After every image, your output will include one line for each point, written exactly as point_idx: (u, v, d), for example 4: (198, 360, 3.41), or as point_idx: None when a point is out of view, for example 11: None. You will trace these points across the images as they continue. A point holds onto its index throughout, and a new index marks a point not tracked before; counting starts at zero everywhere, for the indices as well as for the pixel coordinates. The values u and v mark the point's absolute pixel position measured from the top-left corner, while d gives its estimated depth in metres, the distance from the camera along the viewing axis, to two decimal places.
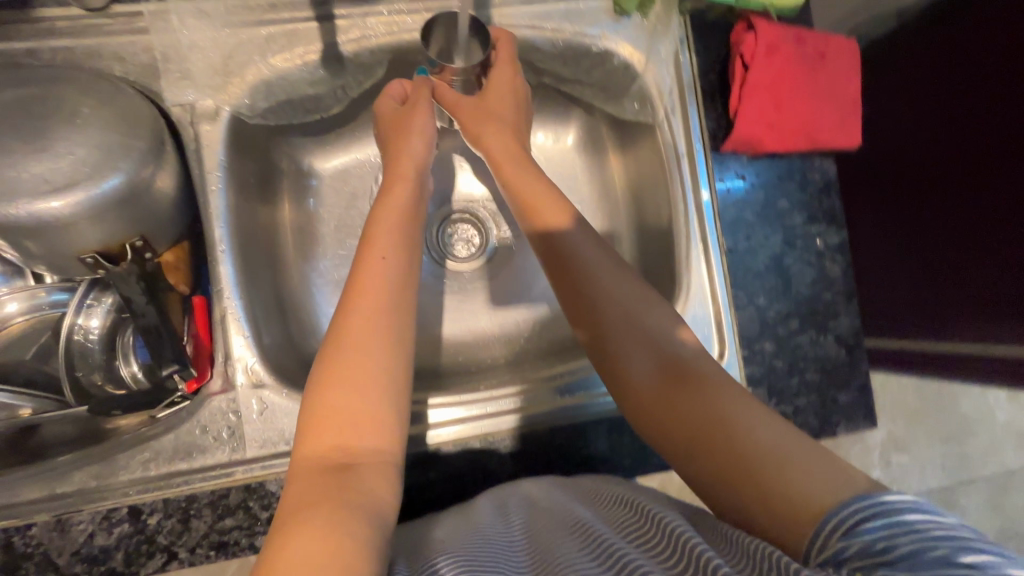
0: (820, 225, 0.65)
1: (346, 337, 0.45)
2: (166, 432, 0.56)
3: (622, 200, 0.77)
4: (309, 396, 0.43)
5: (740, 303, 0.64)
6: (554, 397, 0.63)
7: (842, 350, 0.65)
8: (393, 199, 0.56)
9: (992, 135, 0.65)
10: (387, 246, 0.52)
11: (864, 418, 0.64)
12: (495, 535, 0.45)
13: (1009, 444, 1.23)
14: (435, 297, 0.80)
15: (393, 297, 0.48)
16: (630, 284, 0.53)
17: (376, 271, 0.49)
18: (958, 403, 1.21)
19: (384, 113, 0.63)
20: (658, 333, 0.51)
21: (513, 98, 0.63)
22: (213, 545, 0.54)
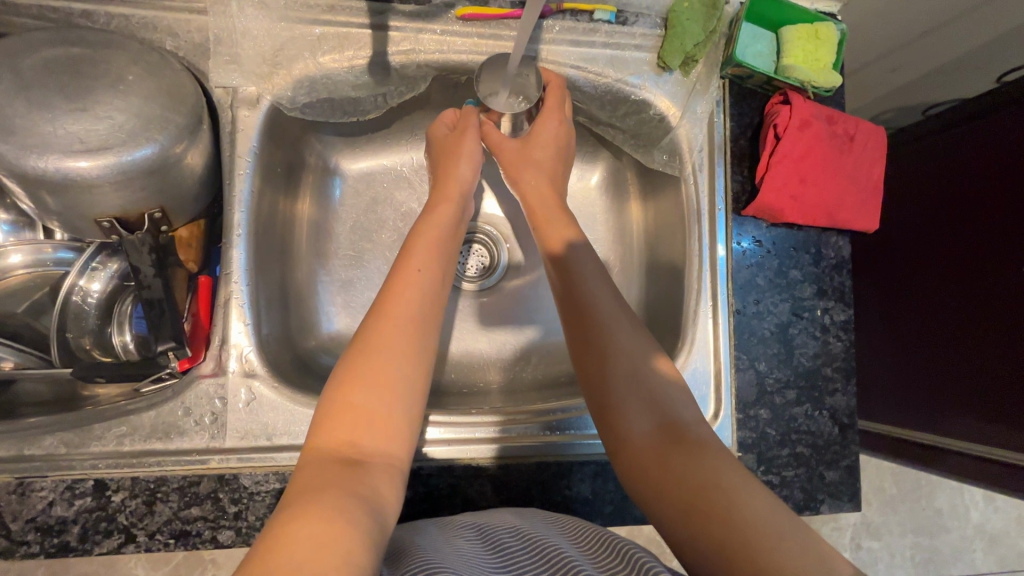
0: (829, 300, 0.66)
1: (368, 339, 0.47)
2: (147, 409, 0.55)
3: (636, 245, 0.78)
4: (327, 393, 0.44)
5: (741, 365, 0.64)
6: (543, 432, 0.62)
7: (835, 427, 0.65)
8: (435, 217, 0.59)
9: (993, 236, 0.68)
10: (423, 261, 0.54)
11: (849, 499, 0.64)
12: (475, 556, 0.45)
13: (979, 546, 1.21)
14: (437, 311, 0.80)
15: (419, 308, 0.50)
16: (643, 337, 0.55)
17: (410, 281, 0.51)
18: (934, 496, 1.20)
19: (435, 139, 0.67)
20: (664, 383, 0.52)
21: (556, 147, 0.67)
22: (174, 533, 0.52)
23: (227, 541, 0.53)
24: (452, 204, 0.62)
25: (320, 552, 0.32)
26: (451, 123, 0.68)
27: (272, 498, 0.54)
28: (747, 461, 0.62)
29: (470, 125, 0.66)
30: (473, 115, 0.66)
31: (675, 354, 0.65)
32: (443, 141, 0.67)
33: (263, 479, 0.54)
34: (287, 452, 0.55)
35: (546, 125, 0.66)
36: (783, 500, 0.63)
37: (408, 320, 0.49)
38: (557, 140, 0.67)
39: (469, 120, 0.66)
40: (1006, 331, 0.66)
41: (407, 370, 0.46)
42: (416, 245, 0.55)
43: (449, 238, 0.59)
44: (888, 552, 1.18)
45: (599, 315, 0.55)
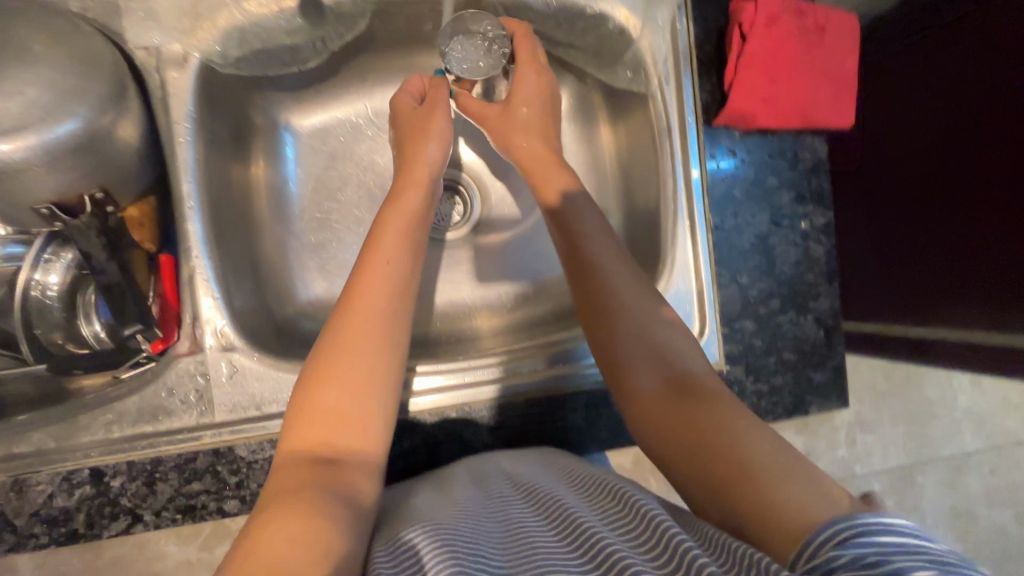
0: (808, 205, 0.65)
1: (334, 344, 0.45)
2: (130, 394, 0.54)
3: (610, 173, 0.76)
4: (299, 395, 0.43)
5: (723, 281, 0.64)
6: (546, 364, 0.61)
7: (820, 331, 0.65)
8: (406, 201, 0.57)
9: (984, 129, 0.64)
10: (393, 252, 0.52)
11: (837, 397, 0.66)
12: (476, 514, 0.45)
13: (966, 427, 1.27)
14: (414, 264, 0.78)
15: (387, 305, 0.48)
16: (647, 296, 0.54)
17: (377, 276, 0.49)
18: (923, 387, 1.24)
19: (402, 110, 0.64)
20: (664, 336, 0.52)
21: (540, 102, 0.64)
22: (180, 509, 0.53)
23: (233, 510, 0.54)
24: (422, 184, 0.59)
25: (292, 555, 0.31)
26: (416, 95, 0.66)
27: (271, 465, 0.55)
28: (735, 373, 0.63)
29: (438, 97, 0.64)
30: (442, 88, 0.64)
31: (656, 277, 0.64)
32: (409, 117, 0.63)
33: (258, 448, 0.55)
34: (279, 419, 0.55)
35: (526, 76, 0.63)
36: (774, 406, 0.64)
37: (379, 316, 0.47)
38: (541, 92, 0.64)
39: (439, 93, 0.64)
40: (994, 226, 0.64)
41: (379, 364, 0.45)
42: (381, 236, 0.53)
43: (421, 222, 0.56)
44: (882, 444, 1.24)
45: (602, 277, 0.54)
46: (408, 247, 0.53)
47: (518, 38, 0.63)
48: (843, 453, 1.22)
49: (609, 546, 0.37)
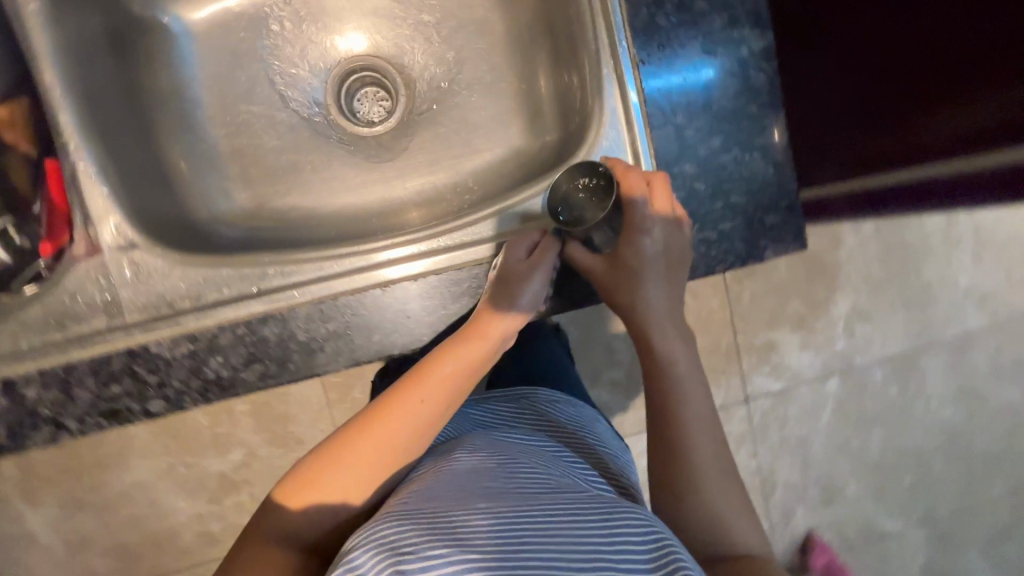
0: (744, 28, 0.58)
1: (357, 444, 0.50)
2: (34, 303, 0.52)
3: (538, 40, 0.70)
4: (324, 446, 0.50)
5: (657, 123, 0.59)
6: (517, 221, 0.60)
7: (769, 167, 0.60)
8: (466, 346, 0.54)
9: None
10: (447, 393, 0.53)
11: (795, 239, 0.61)
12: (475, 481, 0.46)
13: (971, 307, 1.22)
14: (347, 174, 0.73)
15: (409, 434, 0.51)
16: (713, 423, 0.57)
17: (403, 410, 0.51)
18: (921, 270, 1.19)
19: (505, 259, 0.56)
20: (708, 471, 0.55)
21: (667, 255, 0.57)
22: (103, 413, 0.51)
23: (159, 409, 0.52)
24: (503, 330, 0.56)
25: None
26: (535, 241, 0.57)
27: (191, 361, 0.53)
28: None
29: (541, 250, 0.56)
30: (552, 250, 0.57)
31: (590, 139, 0.61)
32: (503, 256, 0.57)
33: (174, 344, 0.52)
34: (193, 314, 0.53)
35: (635, 243, 0.56)
36: (724, 255, 0.60)
37: (395, 444, 0.50)
38: (667, 250, 0.56)
39: (546, 249, 0.56)
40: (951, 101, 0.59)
41: (362, 481, 0.49)
42: (442, 367, 0.53)
43: (486, 364, 0.56)
44: (882, 332, 1.20)
45: (673, 382, 0.57)
46: (455, 388, 0.54)
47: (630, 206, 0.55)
48: (841, 344, 1.19)
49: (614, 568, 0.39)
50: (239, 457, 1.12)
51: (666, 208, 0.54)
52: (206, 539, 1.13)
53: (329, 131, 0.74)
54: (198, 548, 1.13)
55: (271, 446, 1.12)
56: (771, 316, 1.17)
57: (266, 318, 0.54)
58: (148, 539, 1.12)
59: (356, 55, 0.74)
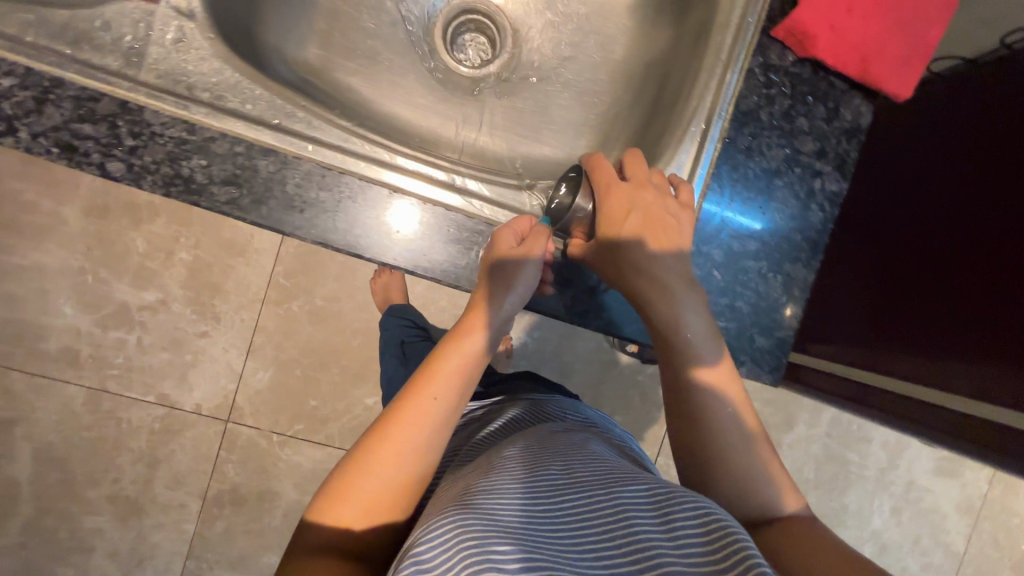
0: (826, 165, 0.60)
1: (376, 453, 0.43)
2: (63, 9, 0.49)
3: (646, 79, 0.72)
4: (333, 479, 0.43)
5: (712, 200, 0.59)
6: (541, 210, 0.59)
7: (783, 297, 0.61)
8: (471, 336, 0.49)
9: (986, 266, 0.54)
10: (450, 381, 0.47)
11: (769, 370, 0.61)
12: (513, 470, 0.42)
13: (868, 550, 1.22)
14: (415, 97, 0.73)
15: (431, 434, 0.45)
16: (733, 392, 0.52)
17: (419, 409, 0.45)
18: (845, 491, 1.20)
19: (501, 247, 0.52)
20: (726, 435, 0.51)
21: (659, 219, 0.53)
22: (59, 144, 0.48)
23: (115, 173, 0.49)
24: (500, 310, 0.51)
25: None
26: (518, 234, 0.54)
27: (174, 148, 0.50)
28: None
29: (535, 241, 0.52)
30: (543, 235, 0.53)
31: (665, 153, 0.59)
32: (492, 251, 0.53)
33: (170, 123, 0.49)
34: (204, 107, 0.50)
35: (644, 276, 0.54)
36: None
37: (411, 445, 0.44)
38: (657, 215, 0.54)
39: (540, 236, 0.53)
40: None
41: (387, 480, 0.43)
42: (439, 360, 0.48)
43: (493, 343, 0.50)
44: None
45: (689, 357, 0.52)
46: (469, 376, 0.48)
47: (602, 177, 0.56)
48: None
49: (664, 550, 0.34)
50: (151, 299, 1.05)
51: (638, 175, 0.56)
52: (69, 357, 1.04)
53: (422, 51, 0.74)
54: (57, 361, 1.04)
55: (186, 307, 1.06)
56: None
57: (268, 153, 0.51)
58: (15, 326, 1.03)
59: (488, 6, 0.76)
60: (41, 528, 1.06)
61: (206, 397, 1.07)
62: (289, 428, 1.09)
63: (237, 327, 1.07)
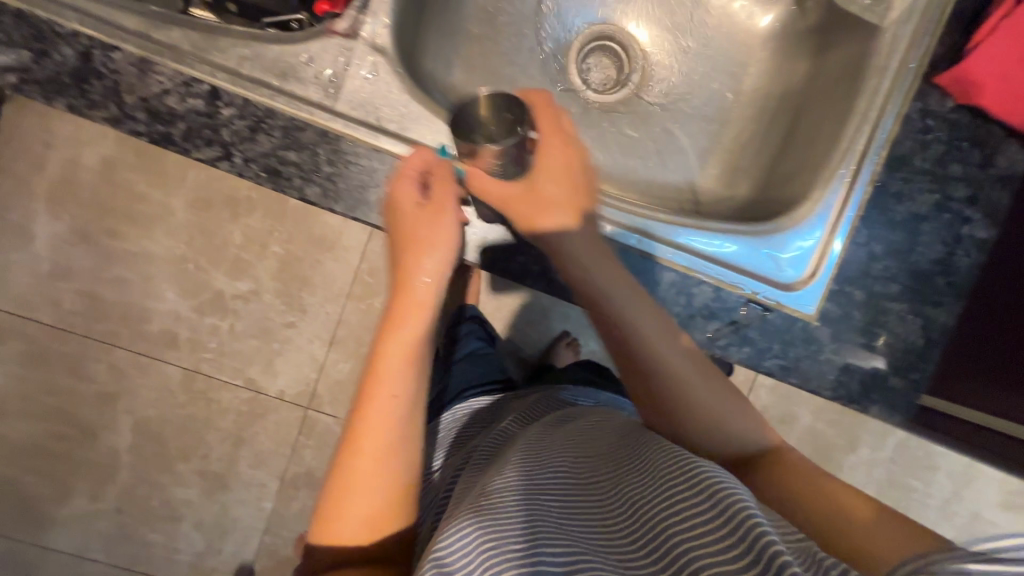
0: (976, 212, 0.60)
1: (352, 472, 0.43)
2: (274, 43, 0.53)
3: (775, 113, 0.73)
4: (321, 506, 0.44)
5: (857, 240, 0.60)
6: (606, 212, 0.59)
7: (922, 339, 0.61)
8: (410, 321, 0.46)
9: None
10: (398, 380, 0.45)
11: (901, 411, 0.61)
12: (515, 464, 0.42)
13: None
14: None
15: (395, 432, 0.44)
16: (676, 338, 0.52)
17: (379, 415, 0.44)
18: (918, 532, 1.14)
19: (413, 206, 0.49)
20: (681, 381, 0.50)
21: (574, 183, 0.55)
22: (267, 169, 0.52)
23: (313, 198, 0.53)
24: (429, 276, 0.47)
25: None
26: (423, 175, 0.51)
27: (364, 175, 0.53)
28: (821, 333, 0.60)
29: (440, 186, 0.50)
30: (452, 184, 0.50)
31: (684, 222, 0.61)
32: (399, 211, 0.50)
33: (362, 153, 0.53)
34: (394, 139, 0.54)
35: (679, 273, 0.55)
36: (838, 386, 0.61)
37: (378, 452, 0.43)
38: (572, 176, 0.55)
39: (442, 177, 0.50)
40: None
41: (371, 496, 0.43)
42: (383, 357, 0.45)
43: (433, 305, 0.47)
44: None
45: (623, 320, 0.51)
46: (421, 356, 0.46)
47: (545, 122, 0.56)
48: None
49: (669, 524, 0.32)
50: (243, 288, 1.01)
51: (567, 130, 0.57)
52: (167, 339, 1.01)
53: (554, 76, 0.76)
54: (157, 343, 1.01)
55: (277, 297, 1.01)
56: None
57: None
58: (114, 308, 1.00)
59: (636, 46, 0.77)
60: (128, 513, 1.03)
61: (289, 384, 1.02)
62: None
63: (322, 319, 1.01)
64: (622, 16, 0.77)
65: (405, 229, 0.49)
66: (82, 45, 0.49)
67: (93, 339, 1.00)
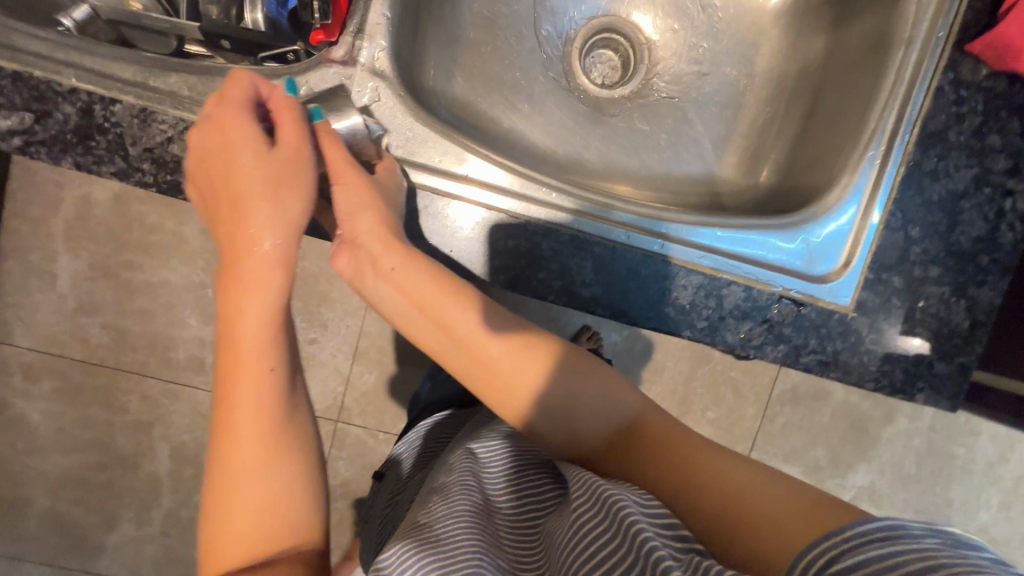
0: (1019, 184, 0.57)
1: (235, 453, 0.44)
2: (272, 78, 0.52)
3: (792, 93, 0.70)
4: (206, 501, 0.44)
5: (892, 224, 0.57)
6: (625, 217, 0.57)
7: (966, 322, 0.58)
8: (263, 290, 0.47)
9: None
10: (258, 353, 0.46)
11: (948, 398, 0.59)
12: (454, 500, 0.47)
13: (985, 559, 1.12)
14: (555, 122, 0.73)
15: (266, 399, 0.45)
16: (523, 336, 0.54)
17: (248, 382, 0.45)
18: (970, 505, 1.10)
19: (235, 155, 0.47)
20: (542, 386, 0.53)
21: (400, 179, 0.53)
22: None
23: None
24: (275, 239, 0.47)
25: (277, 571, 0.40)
26: (259, 100, 0.50)
27: None
28: (859, 324, 0.58)
29: (283, 124, 0.48)
30: (293, 144, 0.48)
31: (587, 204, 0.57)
32: (210, 137, 0.47)
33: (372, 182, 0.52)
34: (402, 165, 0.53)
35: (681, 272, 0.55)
36: (881, 377, 0.58)
37: (251, 420, 0.45)
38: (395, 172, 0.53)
39: (282, 115, 0.48)
40: None
41: (251, 469, 0.44)
42: (234, 318, 0.46)
43: (284, 264, 0.48)
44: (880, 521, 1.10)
45: (462, 316, 0.53)
46: (280, 324, 0.48)
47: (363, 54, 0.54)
48: None
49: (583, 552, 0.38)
50: None
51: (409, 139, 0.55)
52: (195, 365, 1.02)
53: (557, 74, 0.74)
54: (183, 369, 1.02)
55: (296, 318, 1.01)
56: (792, 451, 1.08)
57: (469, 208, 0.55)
58: (139, 341, 1.01)
59: (641, 37, 0.75)
60: (174, 537, 1.05)
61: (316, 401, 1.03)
62: (393, 427, 1.04)
63: (344, 335, 1.01)
64: (624, 7, 0.74)
65: (229, 192, 0.48)
66: (81, 101, 0.48)
67: (122, 373, 1.01)
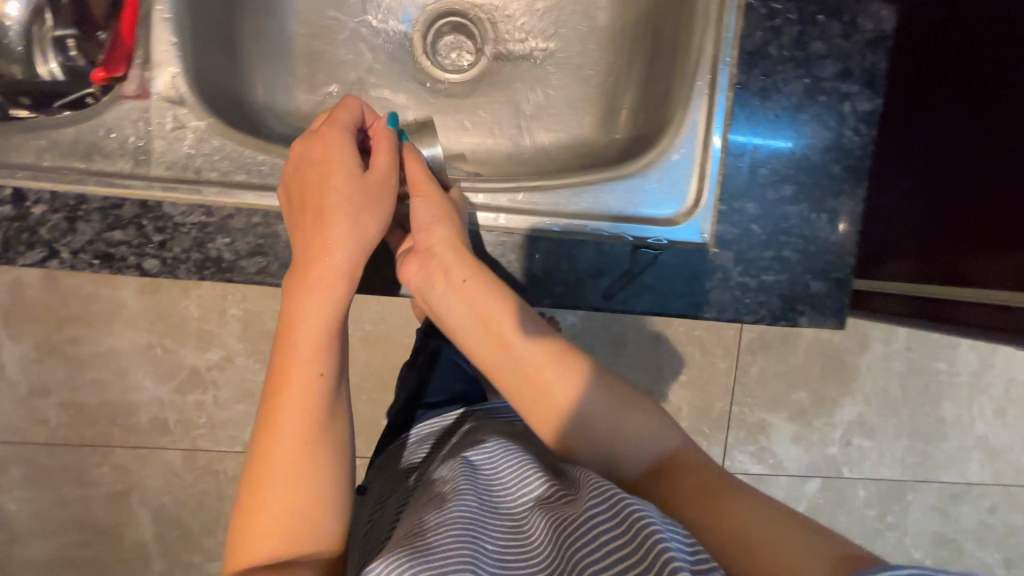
0: (853, 85, 0.55)
1: (282, 431, 0.43)
2: (67, 125, 0.51)
3: (633, 40, 0.69)
4: (247, 469, 0.43)
5: (735, 151, 0.56)
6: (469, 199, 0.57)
7: (834, 234, 0.56)
8: (314, 294, 0.47)
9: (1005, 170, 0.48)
10: (306, 352, 0.46)
11: (833, 314, 0.57)
12: (459, 500, 0.43)
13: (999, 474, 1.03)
14: (411, 114, 0.72)
15: (320, 395, 0.45)
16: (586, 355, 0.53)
17: (300, 372, 0.45)
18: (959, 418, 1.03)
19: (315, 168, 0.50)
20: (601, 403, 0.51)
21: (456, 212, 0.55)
22: (97, 254, 0.50)
23: (152, 270, 0.51)
24: (348, 249, 0.49)
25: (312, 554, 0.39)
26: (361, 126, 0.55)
27: (198, 233, 0.51)
28: (722, 258, 0.56)
29: (378, 154, 0.52)
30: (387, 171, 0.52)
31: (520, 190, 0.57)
32: (311, 151, 0.51)
33: (188, 211, 0.51)
34: (215, 187, 0.52)
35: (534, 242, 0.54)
36: (759, 306, 0.57)
37: (303, 406, 0.44)
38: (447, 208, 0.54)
39: (380, 144, 0.52)
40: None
41: (296, 452, 0.42)
42: (296, 318, 0.47)
43: (352, 277, 0.49)
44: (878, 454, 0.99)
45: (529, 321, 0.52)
46: (329, 337, 0.47)
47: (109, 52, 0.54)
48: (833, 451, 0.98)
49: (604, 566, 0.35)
50: (214, 357, 0.89)
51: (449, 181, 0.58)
52: (158, 426, 0.90)
53: (402, 65, 0.72)
54: (150, 433, 0.91)
55: None
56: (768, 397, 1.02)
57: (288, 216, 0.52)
58: None
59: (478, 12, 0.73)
60: None
61: None
62: None
63: None
64: None
65: (301, 201, 0.50)
66: None
67: None
